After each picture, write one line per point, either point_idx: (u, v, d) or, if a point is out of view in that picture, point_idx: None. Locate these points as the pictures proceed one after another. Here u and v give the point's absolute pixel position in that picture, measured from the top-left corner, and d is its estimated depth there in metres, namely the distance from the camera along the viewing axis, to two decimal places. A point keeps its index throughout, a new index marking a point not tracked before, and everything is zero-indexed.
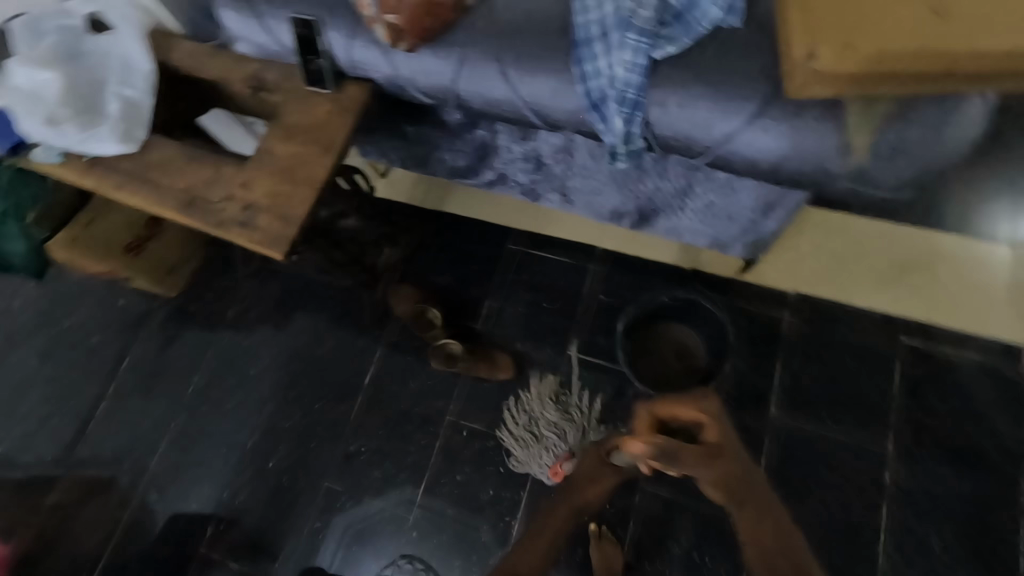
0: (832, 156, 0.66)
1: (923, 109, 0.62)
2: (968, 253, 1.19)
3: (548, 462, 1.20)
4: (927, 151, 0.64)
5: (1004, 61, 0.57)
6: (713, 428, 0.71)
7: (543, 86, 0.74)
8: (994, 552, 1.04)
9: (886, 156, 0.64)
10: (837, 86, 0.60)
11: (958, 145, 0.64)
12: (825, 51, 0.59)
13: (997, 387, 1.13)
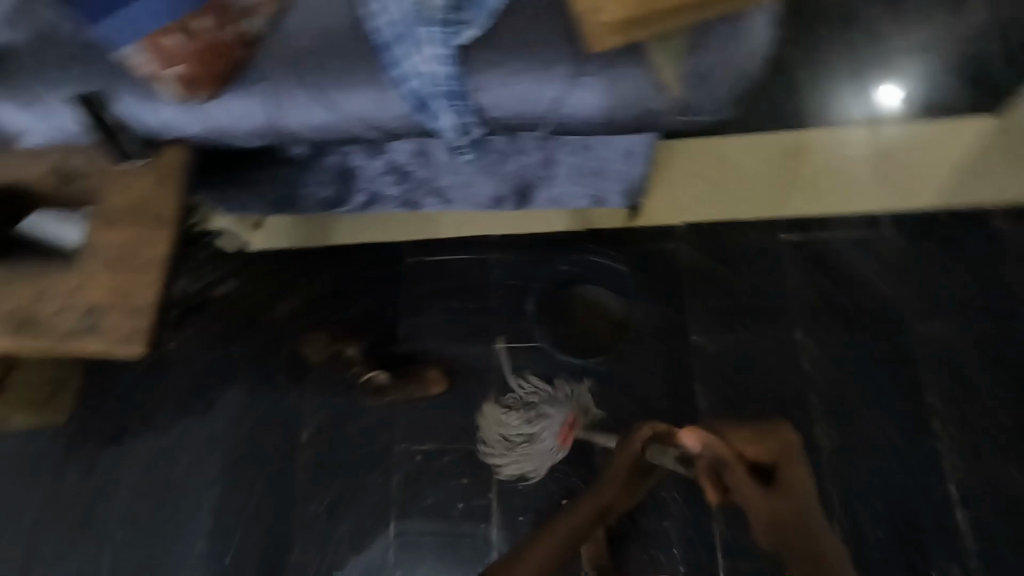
0: (648, 96, 0.67)
1: (714, 32, 0.65)
2: (825, 139, 1.29)
3: (553, 438, 1.17)
4: (731, 71, 0.67)
5: None
6: (788, 475, 0.69)
7: (364, 98, 0.71)
8: (907, 401, 1.15)
9: (699, 83, 0.67)
10: (632, 31, 0.62)
11: (759, 58, 0.67)
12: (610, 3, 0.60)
13: (875, 255, 1.23)
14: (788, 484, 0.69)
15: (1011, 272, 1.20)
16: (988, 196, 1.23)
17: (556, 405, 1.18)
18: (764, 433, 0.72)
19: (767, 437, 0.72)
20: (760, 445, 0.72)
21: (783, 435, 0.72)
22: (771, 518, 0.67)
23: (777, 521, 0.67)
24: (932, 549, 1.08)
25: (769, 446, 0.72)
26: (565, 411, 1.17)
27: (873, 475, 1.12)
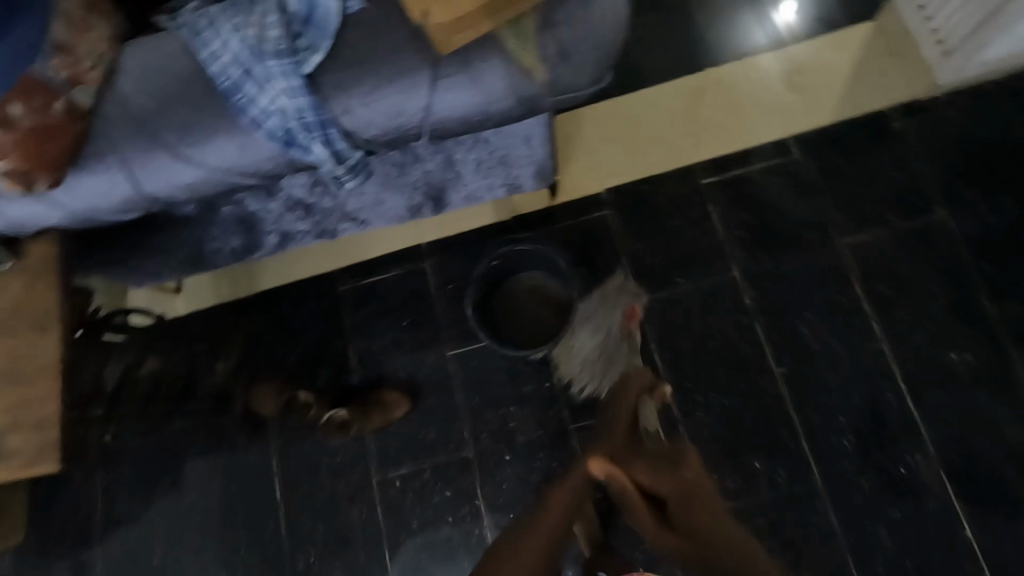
0: (514, 86, 0.65)
1: (564, 9, 0.63)
2: (720, 79, 1.32)
3: (622, 321, 1.21)
4: (592, 41, 0.64)
5: None
6: (681, 510, 0.81)
7: (225, 148, 0.67)
8: (848, 313, 1.18)
9: (563, 61, 0.65)
10: (471, 27, 0.60)
11: (620, 19, 0.64)
12: (437, 7, 0.59)
13: (790, 179, 1.25)
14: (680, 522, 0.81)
15: (920, 167, 1.23)
16: (883, 99, 1.27)
17: (615, 302, 1.23)
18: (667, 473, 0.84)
19: (669, 475, 0.83)
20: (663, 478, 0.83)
21: (680, 475, 0.83)
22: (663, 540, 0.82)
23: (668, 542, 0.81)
24: (896, 447, 1.12)
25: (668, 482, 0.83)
26: (625, 303, 1.22)
27: (830, 390, 1.16)
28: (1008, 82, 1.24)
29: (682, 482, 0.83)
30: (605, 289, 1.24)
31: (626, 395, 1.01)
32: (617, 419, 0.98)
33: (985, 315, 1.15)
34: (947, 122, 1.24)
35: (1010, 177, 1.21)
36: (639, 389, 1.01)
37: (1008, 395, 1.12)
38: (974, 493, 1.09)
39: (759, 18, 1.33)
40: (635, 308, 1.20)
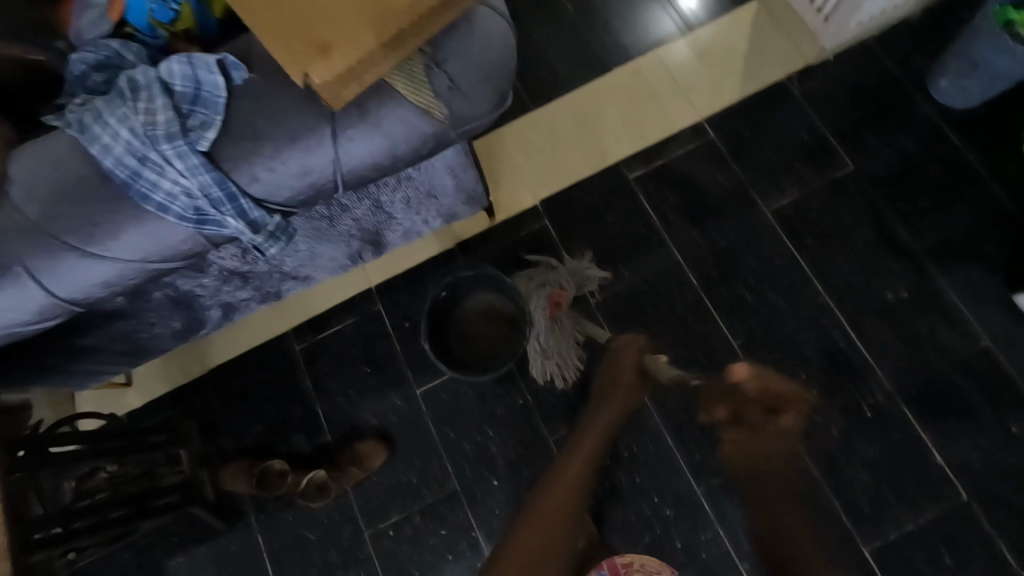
0: (416, 125, 0.66)
1: (446, 44, 0.65)
2: (626, 77, 1.37)
3: (542, 300, 1.20)
4: (480, 66, 0.66)
5: None
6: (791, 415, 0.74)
7: (137, 238, 0.65)
8: (789, 273, 1.23)
9: (457, 94, 0.66)
10: (357, 79, 0.58)
11: (502, 46, 0.66)
12: (316, 67, 0.56)
13: (709, 157, 1.31)
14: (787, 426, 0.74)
15: (823, 125, 1.30)
16: (778, 70, 1.34)
17: (545, 283, 1.22)
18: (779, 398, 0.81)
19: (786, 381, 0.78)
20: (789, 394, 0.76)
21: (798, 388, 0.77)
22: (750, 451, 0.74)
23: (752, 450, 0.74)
24: (856, 391, 1.16)
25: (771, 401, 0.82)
26: (552, 288, 1.21)
27: (785, 349, 1.20)
28: (885, 33, 1.33)
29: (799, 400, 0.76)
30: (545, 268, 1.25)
31: (622, 367, 0.94)
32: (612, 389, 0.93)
33: (910, 251, 1.22)
34: (839, 80, 1.32)
35: (906, 120, 1.28)
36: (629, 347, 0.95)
37: (945, 319, 1.18)
38: (936, 419, 1.14)
39: (651, 15, 1.39)
40: (563, 294, 1.20)
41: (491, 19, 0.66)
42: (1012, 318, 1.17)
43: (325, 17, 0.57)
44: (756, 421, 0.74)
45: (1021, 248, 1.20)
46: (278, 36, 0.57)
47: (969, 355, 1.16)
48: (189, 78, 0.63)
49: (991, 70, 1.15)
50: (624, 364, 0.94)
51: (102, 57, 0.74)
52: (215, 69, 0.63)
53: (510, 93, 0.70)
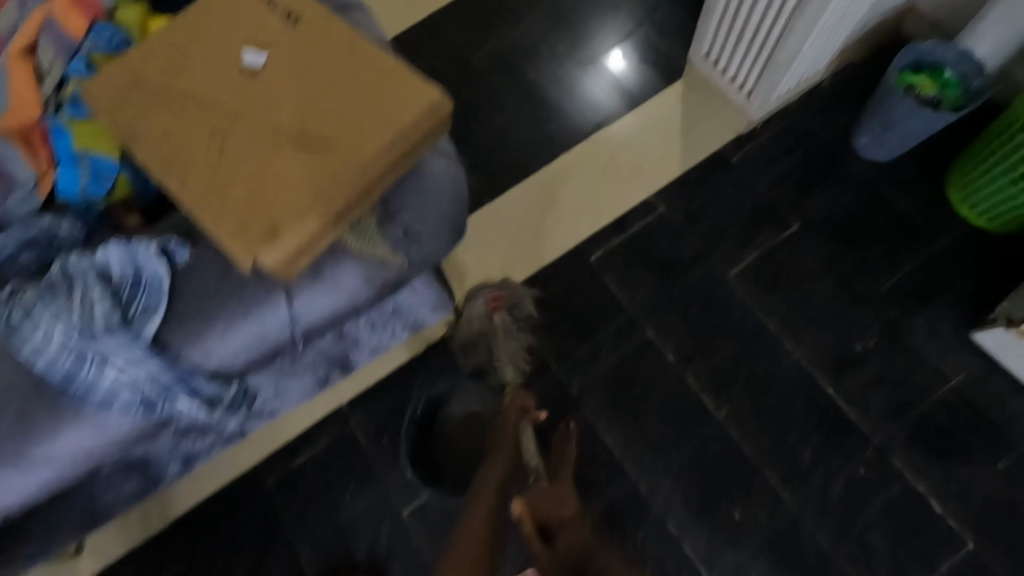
0: (373, 277, 0.64)
1: (399, 196, 0.64)
2: (572, 161, 1.42)
3: (482, 300, 1.22)
4: (435, 210, 0.66)
5: (411, 137, 0.57)
6: (568, 532, 0.77)
7: (79, 437, 0.61)
8: (760, 335, 1.25)
9: (413, 240, 0.65)
10: (308, 251, 0.56)
11: (453, 188, 0.67)
12: (260, 247, 0.53)
13: (664, 231, 1.34)
14: (564, 545, 0.75)
15: (765, 188, 1.36)
16: (716, 141, 1.41)
17: (479, 292, 1.25)
18: (556, 496, 0.82)
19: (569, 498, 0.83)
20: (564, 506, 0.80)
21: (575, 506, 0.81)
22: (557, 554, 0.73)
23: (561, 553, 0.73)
24: (847, 446, 1.16)
25: (551, 509, 0.79)
26: (486, 292, 1.23)
27: (771, 413, 1.19)
28: (806, 96, 1.42)
29: (569, 508, 0.80)
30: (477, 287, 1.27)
31: (502, 439, 0.98)
32: (499, 452, 0.95)
33: (869, 299, 1.26)
34: (771, 144, 1.40)
35: (840, 175, 1.36)
36: (515, 411, 1.01)
37: (914, 362, 1.21)
38: (928, 466, 1.15)
39: (588, 102, 1.46)
40: (497, 295, 1.22)
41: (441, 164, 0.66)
42: (975, 354, 1.21)
43: (268, 193, 0.54)
44: (540, 549, 0.74)
45: (968, 284, 1.25)
46: (218, 217, 0.54)
47: (942, 394, 1.19)
48: (128, 265, 0.60)
49: (904, 127, 1.23)
50: (504, 437, 0.97)
51: (32, 235, 0.70)
52: (157, 255, 0.59)
53: (463, 225, 0.70)
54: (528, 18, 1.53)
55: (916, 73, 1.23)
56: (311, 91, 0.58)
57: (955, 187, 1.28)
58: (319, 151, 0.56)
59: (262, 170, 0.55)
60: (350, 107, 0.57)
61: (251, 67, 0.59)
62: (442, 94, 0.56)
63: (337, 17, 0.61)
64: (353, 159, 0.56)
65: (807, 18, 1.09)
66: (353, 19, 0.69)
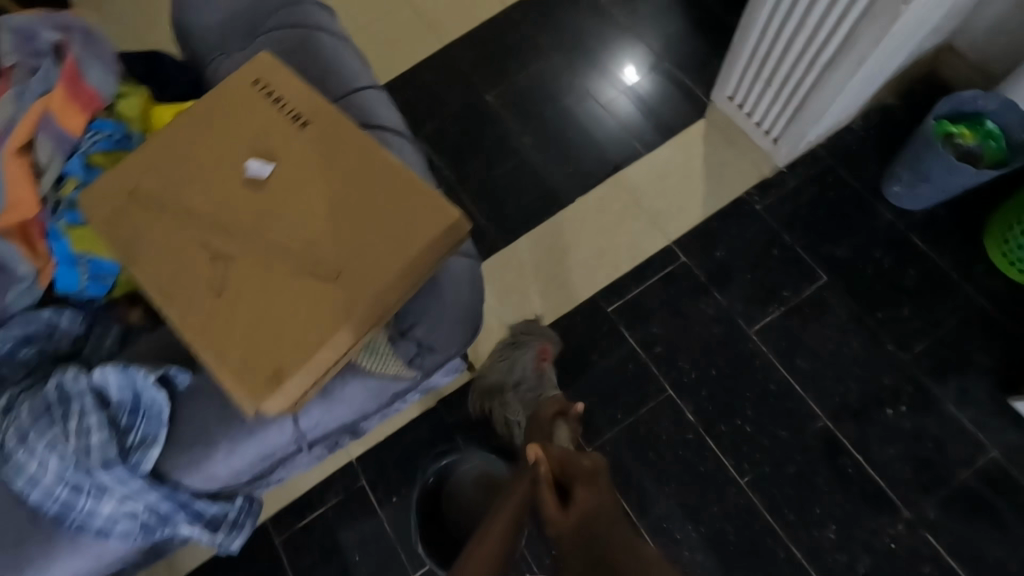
0: (383, 389, 0.64)
1: (414, 308, 0.62)
2: (590, 205, 1.37)
3: (535, 350, 1.18)
4: (451, 319, 0.64)
5: (423, 260, 0.56)
6: (585, 488, 0.79)
7: (77, 561, 0.67)
8: (786, 396, 1.20)
9: (428, 350, 0.64)
10: (314, 379, 0.56)
11: (469, 292, 0.64)
12: (262, 387, 0.53)
13: (683, 282, 1.30)
14: (584, 499, 0.78)
15: (791, 238, 1.31)
16: (738, 186, 1.35)
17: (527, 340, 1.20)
18: (576, 455, 0.83)
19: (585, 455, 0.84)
20: (585, 461, 0.82)
21: (594, 461, 0.82)
22: (575, 525, 0.76)
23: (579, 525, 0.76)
24: (878, 521, 1.11)
25: (572, 464, 0.82)
26: (537, 341, 1.19)
27: (797, 483, 1.14)
28: (834, 140, 1.36)
29: (589, 464, 0.81)
30: (525, 329, 1.22)
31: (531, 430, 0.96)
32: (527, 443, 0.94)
33: (900, 360, 1.20)
34: (797, 190, 1.34)
35: (871, 225, 1.30)
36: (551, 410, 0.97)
37: (947, 431, 1.15)
38: (962, 544, 1.09)
39: (605, 142, 1.42)
40: (547, 349, 1.18)
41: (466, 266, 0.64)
42: (1014, 424, 1.15)
43: (272, 327, 0.54)
44: (553, 507, 0.78)
45: (1004, 347, 1.19)
46: (221, 352, 0.54)
47: (978, 468, 1.13)
48: (125, 395, 0.66)
49: (939, 182, 1.17)
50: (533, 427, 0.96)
51: (31, 329, 0.76)
52: (158, 386, 0.65)
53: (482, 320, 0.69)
54: (543, 56, 1.51)
55: (954, 123, 1.17)
56: (318, 209, 0.56)
57: (992, 241, 1.22)
58: (325, 278, 0.55)
59: (269, 299, 0.55)
60: (359, 227, 0.56)
61: (254, 176, 0.57)
62: (458, 214, 0.53)
63: (351, 119, 0.59)
64: (360, 288, 0.54)
65: (842, 73, 1.03)
66: (365, 102, 0.73)
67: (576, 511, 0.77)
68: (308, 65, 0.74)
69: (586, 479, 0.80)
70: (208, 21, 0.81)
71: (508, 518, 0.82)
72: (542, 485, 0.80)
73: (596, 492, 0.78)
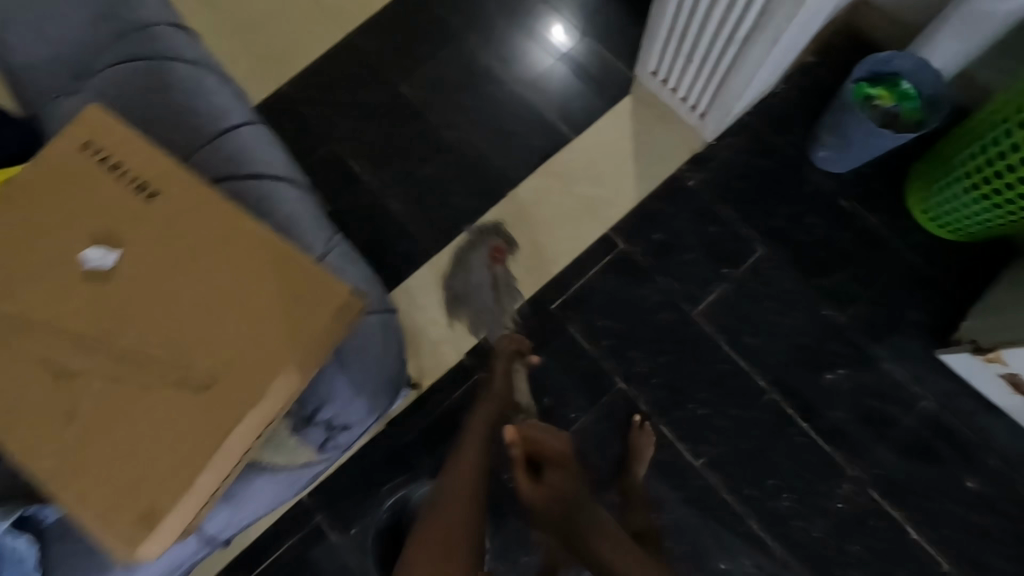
0: (286, 482, 0.77)
1: (315, 397, 0.73)
2: (522, 197, 1.31)
3: (486, 251, 1.29)
4: (354, 396, 0.75)
5: (306, 361, 0.60)
6: (555, 469, 0.94)
7: None
8: (732, 374, 1.22)
9: (333, 429, 0.76)
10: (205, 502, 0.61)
11: (371, 364, 0.77)
12: (147, 529, 0.57)
13: (625, 270, 1.27)
14: (553, 479, 0.93)
15: (726, 214, 1.29)
16: (668, 164, 1.32)
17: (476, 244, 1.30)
18: (551, 432, 0.98)
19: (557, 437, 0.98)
20: (557, 442, 0.97)
21: (563, 445, 0.97)
22: (546, 499, 0.93)
23: (552, 500, 0.92)
24: (826, 484, 1.17)
25: (546, 441, 0.96)
26: (487, 242, 1.29)
27: (750, 459, 1.18)
28: (761, 106, 1.33)
29: (558, 445, 0.96)
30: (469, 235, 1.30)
31: (494, 381, 1.09)
32: (495, 389, 1.08)
33: (837, 324, 1.23)
34: (729, 162, 1.32)
35: (801, 192, 1.30)
36: (509, 351, 1.13)
37: (884, 388, 1.20)
38: (902, 495, 1.16)
39: (531, 129, 1.35)
40: (498, 247, 1.28)
41: (377, 324, 0.78)
42: (946, 375, 1.20)
43: (150, 459, 0.58)
44: (527, 483, 0.94)
45: (933, 301, 1.23)
46: (107, 487, 0.58)
47: (914, 420, 1.19)
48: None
49: (863, 146, 1.17)
50: (496, 377, 1.11)
51: None
52: (17, 532, 0.73)
53: (390, 383, 0.81)
54: (456, 40, 1.40)
55: (873, 85, 1.15)
56: (186, 327, 0.60)
57: (913, 199, 1.24)
58: (198, 397, 0.59)
59: (146, 424, 0.58)
60: (229, 338, 0.60)
61: (97, 268, 0.61)
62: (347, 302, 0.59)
63: (214, 223, 0.62)
64: (235, 408, 0.58)
65: (760, 48, 0.99)
66: (239, 141, 0.81)
67: (548, 488, 0.93)
68: (169, 108, 0.80)
69: (555, 458, 0.96)
70: (54, 51, 0.84)
71: (475, 465, 0.94)
72: (517, 464, 0.94)
73: (564, 475, 0.94)
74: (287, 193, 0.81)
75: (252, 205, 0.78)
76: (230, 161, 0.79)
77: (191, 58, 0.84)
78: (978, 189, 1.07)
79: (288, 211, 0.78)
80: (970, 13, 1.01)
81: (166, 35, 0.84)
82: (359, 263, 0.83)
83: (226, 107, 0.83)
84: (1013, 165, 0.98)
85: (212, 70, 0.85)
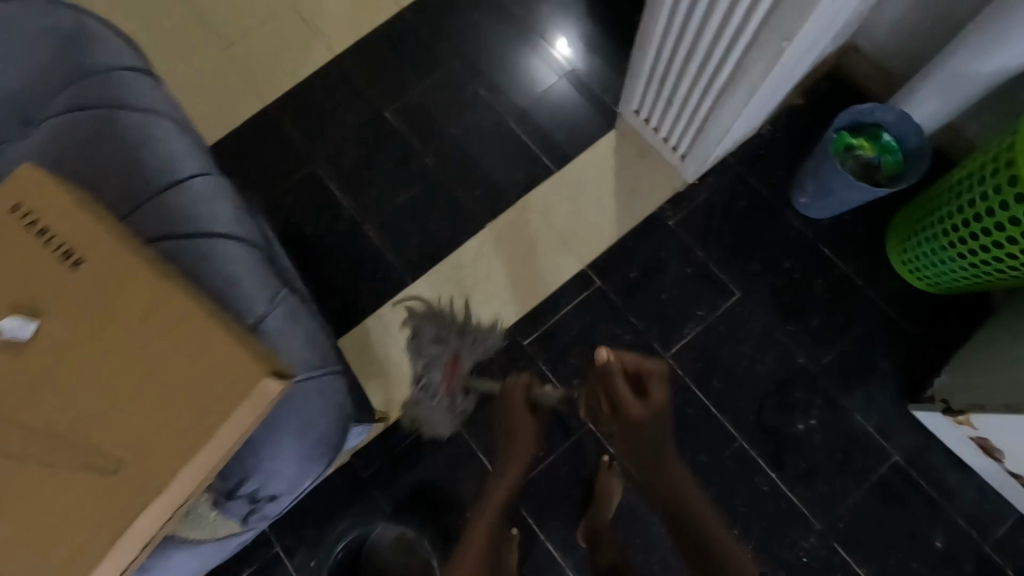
0: (202, 551, 0.79)
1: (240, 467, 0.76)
2: (502, 228, 1.31)
3: (443, 360, 1.05)
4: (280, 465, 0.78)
5: (218, 446, 0.60)
6: (657, 386, 0.74)
7: None
8: (702, 419, 1.21)
9: (257, 497, 0.79)
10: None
11: (301, 431, 0.79)
12: None
13: (600, 307, 1.26)
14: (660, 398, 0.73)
15: (703, 255, 1.28)
16: (648, 203, 1.31)
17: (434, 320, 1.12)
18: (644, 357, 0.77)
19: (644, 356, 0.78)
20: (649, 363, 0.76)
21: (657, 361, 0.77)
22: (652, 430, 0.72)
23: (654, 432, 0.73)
24: (790, 535, 1.15)
25: (639, 363, 0.75)
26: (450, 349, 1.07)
27: (714, 506, 1.17)
28: (745, 147, 1.32)
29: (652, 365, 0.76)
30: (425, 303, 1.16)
31: (515, 415, 0.93)
32: (518, 423, 0.92)
33: (810, 373, 1.22)
34: (709, 202, 1.31)
35: (780, 236, 1.29)
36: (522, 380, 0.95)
37: (855, 441, 1.19)
38: (867, 549, 1.14)
39: (513, 159, 1.34)
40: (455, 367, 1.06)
41: (312, 390, 0.80)
42: (916, 429, 1.18)
43: (60, 537, 0.58)
44: (630, 400, 0.72)
45: (908, 353, 1.22)
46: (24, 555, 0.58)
47: (883, 474, 1.17)
48: None
49: (842, 196, 1.16)
50: (517, 410, 0.93)
51: None
52: None
53: (324, 447, 0.83)
54: (443, 65, 1.40)
55: (854, 135, 1.15)
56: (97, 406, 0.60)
57: (894, 249, 1.23)
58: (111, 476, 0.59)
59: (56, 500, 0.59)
60: (139, 421, 0.60)
61: (13, 338, 0.61)
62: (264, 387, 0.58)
63: (136, 298, 0.62)
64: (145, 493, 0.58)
65: (736, 99, 0.98)
66: (188, 196, 0.82)
67: (657, 415, 0.72)
68: (121, 158, 0.81)
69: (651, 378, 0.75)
70: (7, 84, 0.84)
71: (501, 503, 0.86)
72: (615, 381, 0.73)
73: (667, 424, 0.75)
74: (232, 251, 0.82)
75: (191, 266, 0.79)
76: (177, 219, 0.81)
77: (148, 106, 0.86)
78: (956, 247, 1.05)
79: (230, 271, 0.80)
80: (952, 71, 1.00)
81: (126, 81, 0.86)
82: (303, 321, 0.84)
83: (178, 159, 0.84)
84: (987, 229, 0.97)
85: (168, 120, 0.87)
